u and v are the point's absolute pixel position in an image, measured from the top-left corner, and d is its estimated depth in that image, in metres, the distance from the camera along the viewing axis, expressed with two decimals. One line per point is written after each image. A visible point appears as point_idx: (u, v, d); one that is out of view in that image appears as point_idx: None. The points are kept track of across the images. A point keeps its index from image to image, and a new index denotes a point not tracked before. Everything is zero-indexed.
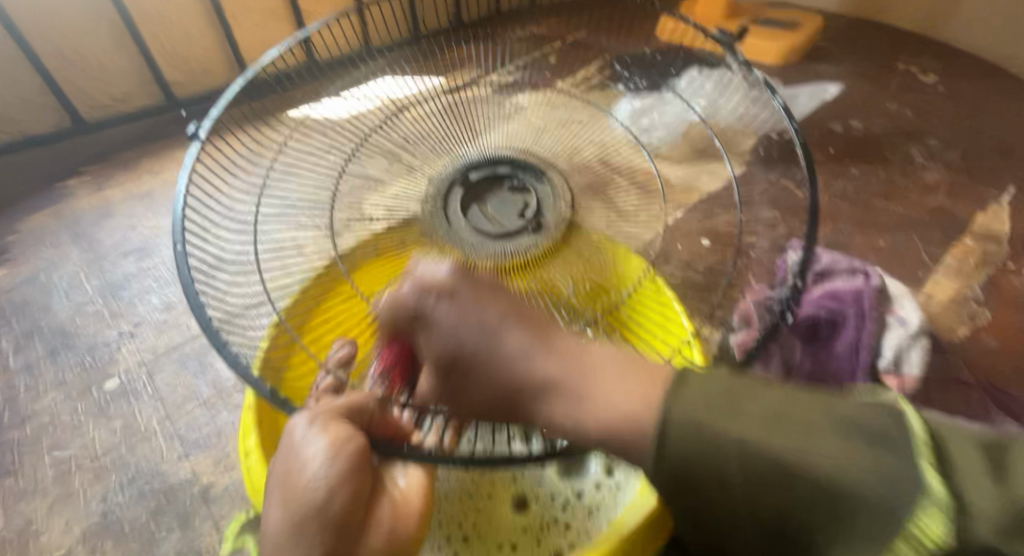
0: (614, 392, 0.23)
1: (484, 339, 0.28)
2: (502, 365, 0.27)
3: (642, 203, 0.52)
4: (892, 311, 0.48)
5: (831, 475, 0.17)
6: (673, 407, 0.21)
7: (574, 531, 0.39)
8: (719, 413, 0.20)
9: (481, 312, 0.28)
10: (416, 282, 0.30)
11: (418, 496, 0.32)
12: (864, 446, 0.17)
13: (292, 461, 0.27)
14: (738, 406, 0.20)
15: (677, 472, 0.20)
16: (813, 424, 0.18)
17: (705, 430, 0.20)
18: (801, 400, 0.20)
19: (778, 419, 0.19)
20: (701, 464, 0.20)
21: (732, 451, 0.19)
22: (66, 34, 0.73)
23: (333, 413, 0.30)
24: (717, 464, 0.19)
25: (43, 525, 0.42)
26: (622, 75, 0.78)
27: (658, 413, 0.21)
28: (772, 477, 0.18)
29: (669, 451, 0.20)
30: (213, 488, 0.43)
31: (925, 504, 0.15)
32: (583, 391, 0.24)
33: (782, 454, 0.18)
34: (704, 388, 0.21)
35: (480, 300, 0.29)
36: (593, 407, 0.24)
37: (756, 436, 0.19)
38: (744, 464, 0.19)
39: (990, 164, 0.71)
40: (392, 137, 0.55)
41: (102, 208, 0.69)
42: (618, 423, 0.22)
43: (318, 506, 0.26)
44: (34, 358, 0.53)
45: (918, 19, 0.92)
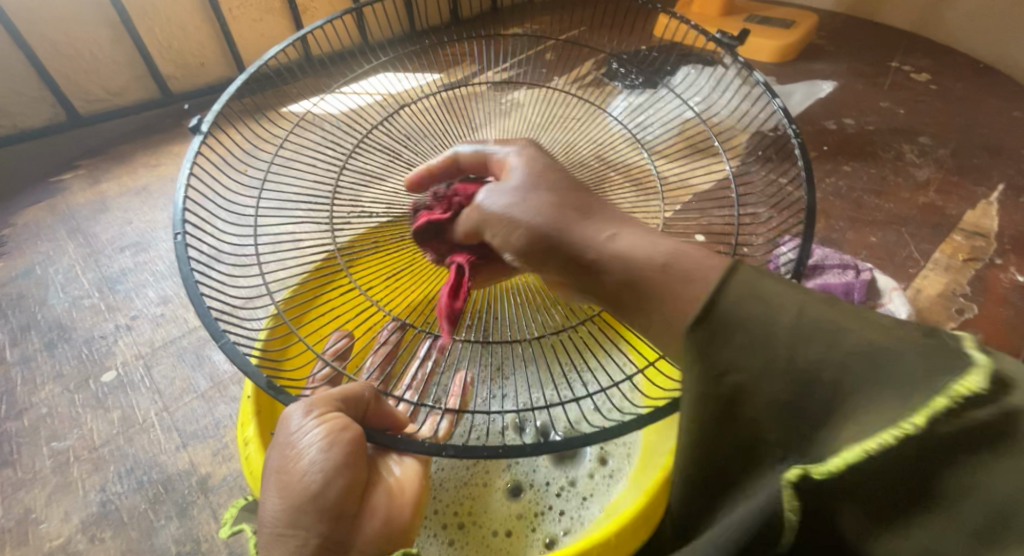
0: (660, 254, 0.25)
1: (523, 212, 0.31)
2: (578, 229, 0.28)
3: (639, 201, 0.52)
4: (881, 305, 0.49)
5: (872, 342, 0.15)
6: (736, 269, 0.18)
7: (567, 517, 0.40)
8: (776, 282, 0.17)
9: (527, 193, 0.31)
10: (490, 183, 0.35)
11: (412, 487, 0.32)
12: (915, 335, 0.15)
13: (288, 450, 0.28)
14: (797, 286, 0.18)
15: (712, 319, 0.17)
16: (864, 315, 0.17)
17: (761, 289, 0.17)
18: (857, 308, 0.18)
19: (835, 302, 0.17)
20: (746, 317, 0.17)
21: (789, 302, 0.17)
22: (61, 27, 0.72)
23: (330, 404, 0.29)
24: (766, 316, 0.16)
25: (41, 515, 0.42)
26: (619, 70, 0.77)
27: (718, 276, 0.18)
28: (819, 335, 0.16)
29: (717, 299, 0.17)
30: (212, 479, 0.44)
31: (968, 368, 0.13)
32: (625, 247, 0.26)
33: (835, 320, 0.16)
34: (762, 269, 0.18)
35: (551, 192, 0.31)
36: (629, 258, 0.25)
37: (813, 305, 0.17)
38: (799, 316, 0.16)
39: (981, 162, 0.72)
40: (393, 131, 0.56)
41: (98, 202, 0.69)
42: (672, 270, 0.24)
43: (314, 493, 0.27)
44: (32, 350, 0.53)
45: (911, 19, 0.93)
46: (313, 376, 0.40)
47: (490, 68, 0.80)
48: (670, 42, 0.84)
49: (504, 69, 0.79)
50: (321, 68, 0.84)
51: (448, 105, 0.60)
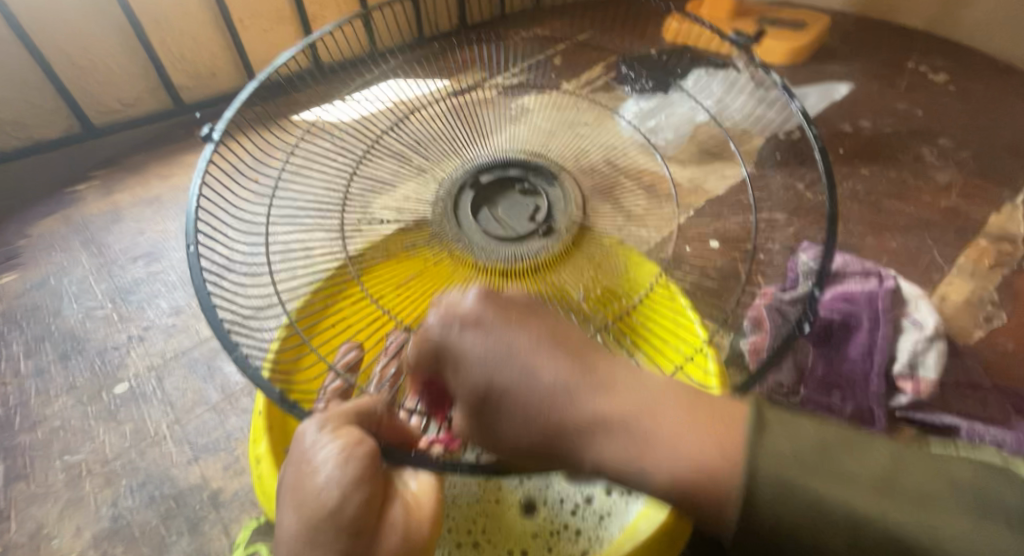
0: (681, 442, 0.21)
1: (519, 374, 0.25)
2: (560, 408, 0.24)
3: (652, 206, 0.52)
4: (907, 314, 0.47)
5: (946, 543, 0.15)
6: (757, 458, 0.19)
7: (585, 537, 0.39)
8: (814, 469, 0.18)
9: (508, 342, 0.26)
10: (441, 313, 0.28)
11: (431, 500, 0.32)
12: (973, 514, 0.16)
13: (302, 467, 0.27)
14: (830, 461, 0.18)
15: (765, 534, 0.18)
16: (916, 485, 0.17)
17: (803, 488, 0.17)
18: (901, 457, 0.18)
19: (887, 481, 0.17)
20: (799, 527, 0.17)
21: (838, 512, 0.17)
22: (75, 39, 0.73)
23: (342, 420, 0.29)
24: (814, 522, 0.17)
25: (54, 530, 0.42)
26: (629, 74, 0.75)
27: (744, 463, 0.19)
28: (891, 554, 0.16)
29: (756, 498, 0.18)
30: (223, 493, 0.43)
31: None
32: (637, 446, 0.22)
33: (903, 523, 0.16)
34: (790, 434, 0.19)
35: (514, 324, 0.27)
36: (647, 452, 0.22)
37: (865, 504, 0.17)
38: (853, 533, 0.16)
39: (1003, 164, 0.70)
40: (403, 137, 0.56)
41: (111, 212, 0.70)
42: (695, 472, 0.20)
43: (331, 509, 0.26)
44: (46, 362, 0.53)
45: (927, 19, 0.92)
46: (325, 388, 0.39)
47: (497, 74, 0.78)
48: (680, 45, 0.83)
49: (512, 74, 0.77)
50: (330, 76, 0.84)
51: (457, 110, 0.60)
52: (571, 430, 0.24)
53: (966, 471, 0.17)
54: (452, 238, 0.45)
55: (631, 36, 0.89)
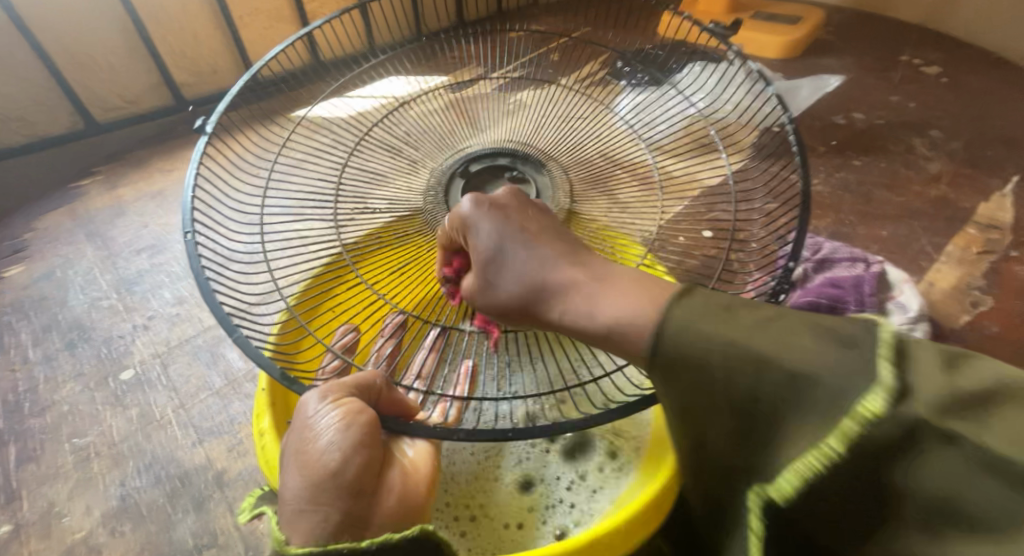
0: (620, 297, 0.24)
1: (522, 242, 0.28)
2: (537, 271, 0.27)
3: (643, 196, 0.53)
4: (892, 297, 0.48)
5: (799, 364, 0.17)
6: (674, 310, 0.20)
7: (577, 510, 0.40)
8: (712, 317, 0.19)
9: (520, 224, 0.29)
10: (474, 196, 0.31)
11: (426, 467, 0.33)
12: (834, 346, 0.17)
13: (304, 433, 0.28)
14: (732, 314, 0.19)
15: (662, 365, 0.20)
16: (790, 327, 0.18)
17: (697, 327, 0.19)
18: (788, 314, 0.19)
19: (764, 324, 0.18)
20: (686, 357, 0.19)
21: (717, 348, 0.18)
22: (79, 36, 0.74)
23: (343, 389, 0.30)
24: (702, 358, 0.18)
25: (64, 508, 0.43)
26: (625, 69, 0.78)
27: (658, 318, 0.20)
28: (750, 370, 0.17)
29: (662, 342, 0.20)
30: (227, 473, 0.44)
31: (873, 387, 0.15)
32: (597, 292, 0.25)
33: (763, 347, 0.17)
34: (706, 298, 0.20)
35: (534, 227, 0.29)
36: (597, 300, 0.24)
37: (735, 334, 0.18)
38: (726, 358, 0.18)
39: (993, 154, 0.71)
40: (397, 130, 0.57)
41: (115, 206, 0.71)
42: (628, 316, 0.22)
43: (333, 471, 0.27)
44: (53, 350, 0.54)
45: (921, 12, 0.92)
46: (323, 367, 0.41)
47: (496, 69, 0.81)
48: (676, 39, 0.84)
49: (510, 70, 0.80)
50: (329, 72, 0.86)
51: (452, 105, 0.61)
52: (541, 284, 0.26)
53: (847, 322, 0.18)
54: (444, 224, 0.46)
55: (627, 32, 0.90)
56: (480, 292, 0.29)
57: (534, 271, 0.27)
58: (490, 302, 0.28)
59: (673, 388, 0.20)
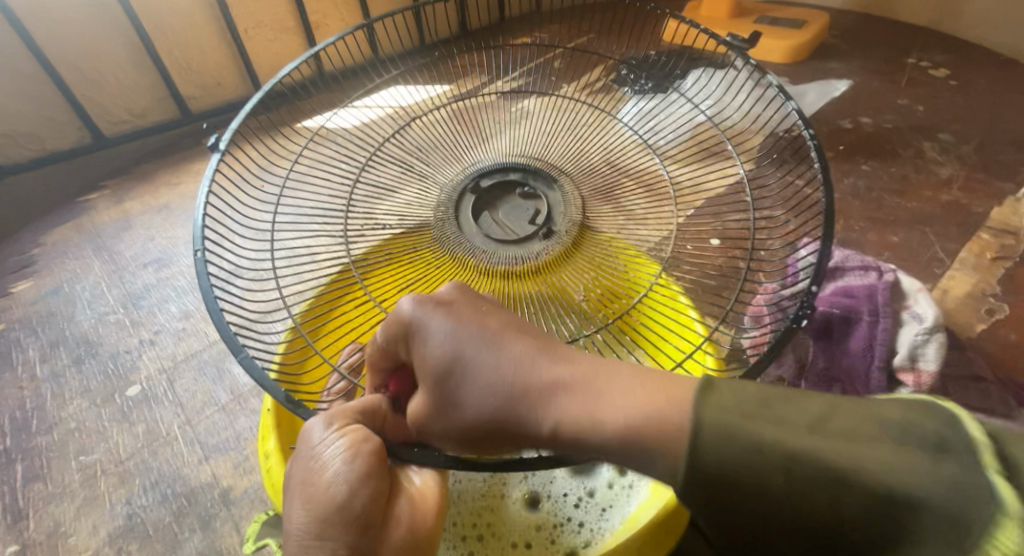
0: (627, 404, 0.22)
1: (483, 348, 0.26)
2: (513, 372, 0.25)
3: (652, 207, 0.52)
4: (907, 307, 0.47)
5: (882, 483, 0.15)
6: (704, 409, 0.19)
7: (586, 530, 0.39)
8: (759, 419, 0.18)
9: (479, 323, 0.27)
10: (414, 298, 0.29)
11: (434, 493, 0.32)
12: (926, 456, 0.16)
13: (311, 462, 0.28)
14: (776, 411, 0.18)
15: (708, 482, 0.18)
16: (856, 429, 0.17)
17: (747, 435, 0.18)
18: (842, 403, 0.19)
19: (823, 425, 0.18)
20: (737, 475, 0.18)
21: (778, 452, 0.17)
22: (86, 51, 0.75)
23: (348, 417, 0.29)
24: (758, 478, 0.18)
25: (70, 528, 0.43)
26: (628, 76, 0.78)
27: (690, 420, 0.19)
28: (820, 480, 0.16)
29: (702, 458, 0.18)
30: (233, 491, 0.44)
31: (992, 508, 0.14)
32: (595, 398, 0.23)
33: (836, 456, 0.16)
34: (735, 389, 0.20)
35: (480, 311, 0.28)
36: (603, 410, 0.22)
37: (794, 440, 0.17)
38: (789, 465, 0.17)
39: (1006, 157, 0.70)
40: (405, 143, 0.57)
41: (122, 220, 0.71)
42: (642, 423, 0.21)
43: (340, 503, 0.27)
44: (61, 366, 0.54)
45: (927, 15, 0.92)
46: (328, 389, 0.40)
47: (498, 78, 0.81)
48: (680, 46, 0.84)
49: (514, 78, 0.80)
50: (333, 84, 0.86)
51: (459, 116, 0.61)
52: (507, 393, 0.25)
53: (905, 409, 0.18)
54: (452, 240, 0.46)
55: (629, 39, 0.90)
56: (438, 409, 0.27)
57: (511, 384, 0.25)
58: (453, 423, 0.27)
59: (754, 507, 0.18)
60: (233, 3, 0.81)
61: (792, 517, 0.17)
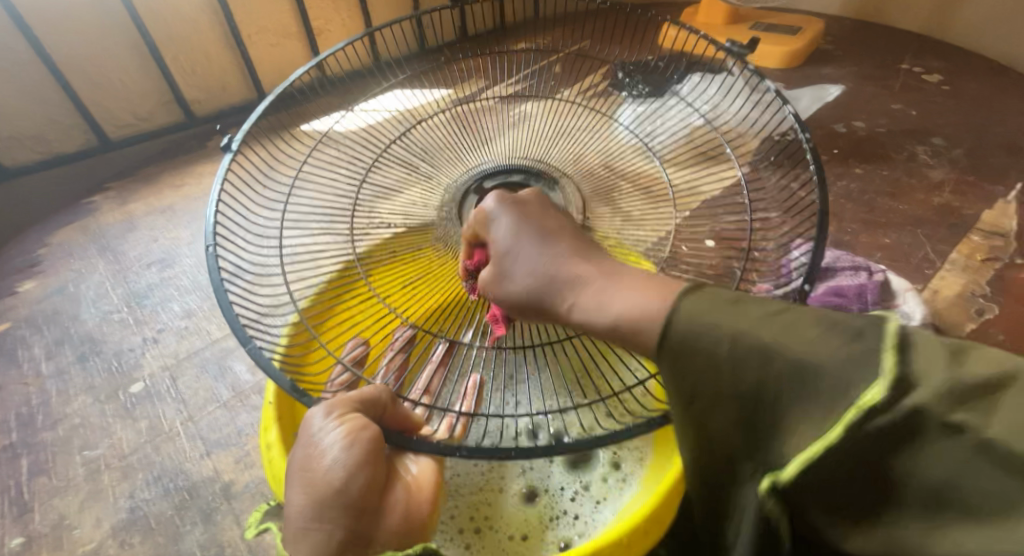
0: (633, 289, 0.24)
1: (540, 241, 0.31)
2: (553, 263, 0.29)
3: (648, 209, 0.54)
4: (896, 306, 0.48)
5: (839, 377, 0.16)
6: (682, 312, 0.20)
7: (581, 521, 0.40)
8: (728, 315, 0.19)
9: (540, 222, 0.32)
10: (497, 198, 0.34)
11: (430, 483, 0.33)
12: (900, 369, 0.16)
13: (310, 449, 0.29)
14: (739, 307, 0.19)
15: (681, 383, 0.20)
16: (819, 331, 0.17)
17: (715, 332, 0.19)
18: (810, 314, 0.18)
19: (774, 316, 0.19)
20: (696, 349, 0.19)
21: (726, 330, 0.18)
22: (93, 55, 0.77)
23: (348, 405, 0.30)
24: (719, 365, 0.18)
25: (74, 521, 0.43)
26: (626, 81, 0.79)
27: (665, 318, 0.20)
28: (785, 376, 0.17)
29: (674, 355, 0.19)
30: (234, 485, 0.45)
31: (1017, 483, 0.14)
32: (607, 284, 0.26)
33: (799, 356, 0.17)
34: (711, 297, 0.20)
35: (541, 215, 0.33)
36: (617, 291, 0.25)
37: (739, 323, 0.18)
38: (734, 338, 0.18)
39: (996, 161, 0.72)
40: (409, 145, 0.58)
41: (126, 221, 0.72)
42: (629, 313, 0.23)
43: (338, 488, 0.28)
44: (66, 363, 0.55)
45: (921, 21, 0.93)
46: (332, 380, 0.41)
47: (499, 82, 0.83)
48: (676, 52, 0.86)
49: (512, 83, 0.81)
50: (335, 89, 0.87)
51: (463, 119, 0.63)
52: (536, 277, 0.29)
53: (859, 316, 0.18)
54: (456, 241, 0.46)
55: (626, 45, 0.91)
56: (496, 280, 0.31)
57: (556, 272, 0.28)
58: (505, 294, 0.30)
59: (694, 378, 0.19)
60: (237, 8, 0.82)
61: (731, 392, 0.18)
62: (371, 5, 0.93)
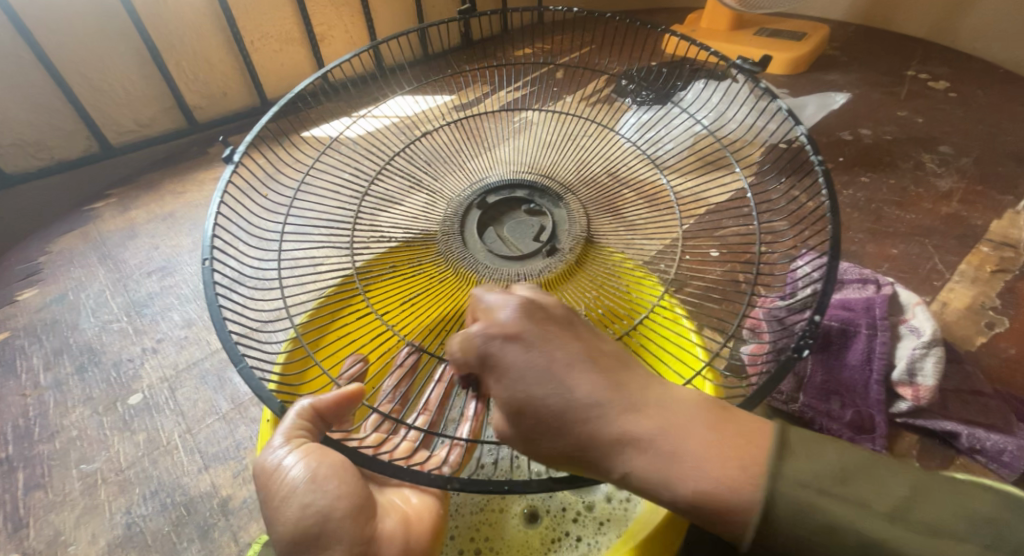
0: (703, 467, 0.23)
1: (553, 385, 0.25)
2: (589, 426, 0.25)
3: (654, 216, 0.53)
4: (905, 320, 0.47)
5: None
6: (787, 483, 0.22)
7: (584, 544, 0.39)
8: (834, 495, 0.21)
9: (549, 355, 0.26)
10: (482, 328, 0.27)
11: (428, 515, 0.34)
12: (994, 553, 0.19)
13: (277, 491, 0.28)
14: (849, 487, 0.22)
15: (780, 541, 0.22)
16: (931, 520, 0.20)
17: (820, 512, 0.21)
18: (920, 491, 0.21)
19: (903, 511, 0.21)
20: (803, 528, 0.21)
21: (851, 536, 0.21)
22: (96, 62, 0.77)
23: (301, 435, 0.29)
24: (829, 542, 0.21)
25: (70, 536, 0.43)
26: (629, 87, 0.78)
27: (766, 486, 0.22)
28: None
29: (779, 522, 0.22)
30: (231, 501, 0.44)
31: None
32: (669, 456, 0.24)
33: (917, 549, 0.20)
34: (814, 460, 0.23)
35: (547, 341, 0.26)
36: (681, 470, 0.23)
37: (874, 529, 0.20)
38: (863, 547, 0.20)
39: (1005, 169, 0.71)
40: (411, 155, 0.58)
41: (127, 229, 0.72)
42: (712, 494, 0.23)
43: (316, 525, 0.27)
44: (64, 374, 0.55)
45: (927, 27, 0.92)
46: None
47: (502, 89, 0.82)
48: (680, 58, 0.85)
49: (515, 89, 0.81)
50: (337, 95, 0.87)
51: (464, 128, 0.62)
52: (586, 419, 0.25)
53: (993, 503, 0.21)
54: (458, 255, 0.46)
55: (630, 51, 0.91)
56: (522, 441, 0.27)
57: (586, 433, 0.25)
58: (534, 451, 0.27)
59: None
60: (240, 14, 0.82)
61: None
62: (374, 10, 0.92)
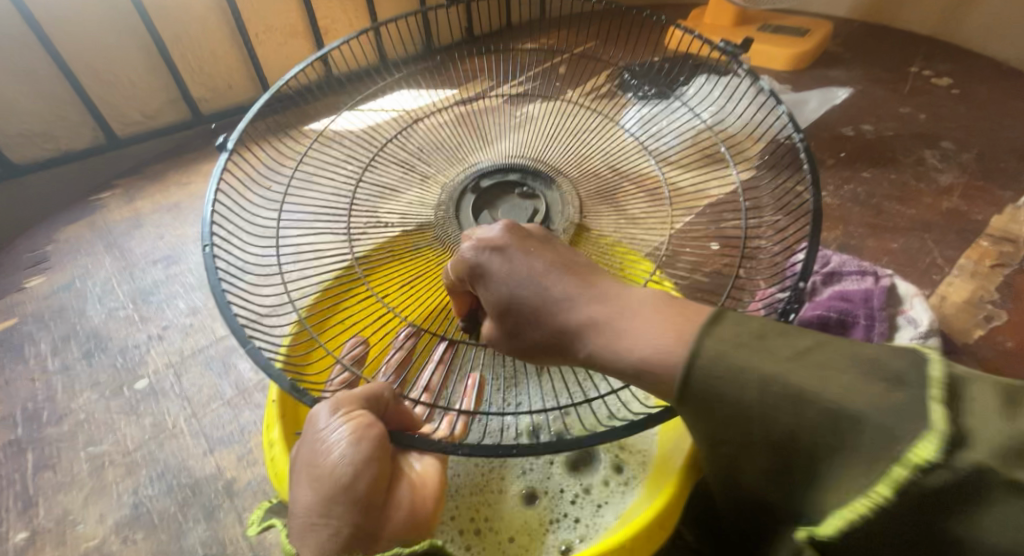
0: (657, 330, 0.25)
1: (533, 287, 0.29)
2: (557, 315, 0.28)
3: (651, 207, 0.54)
4: (903, 311, 0.48)
5: (840, 401, 0.18)
6: (705, 338, 0.22)
7: (582, 525, 0.40)
8: (746, 344, 0.21)
9: (532, 262, 0.30)
10: (474, 241, 0.32)
11: (434, 481, 0.33)
12: (884, 386, 0.18)
13: (317, 446, 0.29)
14: (765, 342, 0.21)
15: (694, 400, 0.22)
16: (828, 359, 0.20)
17: (729, 359, 0.21)
18: (828, 343, 0.21)
19: (801, 355, 0.20)
20: (720, 385, 0.21)
21: (754, 378, 0.20)
22: (103, 53, 0.77)
23: (354, 403, 0.30)
24: (733, 388, 0.21)
25: (79, 516, 0.44)
26: (632, 82, 0.79)
27: (691, 348, 0.22)
28: (786, 399, 0.20)
29: (692, 377, 0.22)
30: (237, 483, 0.45)
31: (925, 432, 0.16)
32: (620, 332, 0.26)
33: (797, 381, 0.19)
34: (739, 323, 0.23)
35: (531, 254, 0.30)
36: (630, 342, 0.25)
37: (775, 365, 0.20)
38: (765, 390, 0.20)
39: (1006, 165, 0.71)
40: (408, 145, 0.58)
41: (133, 219, 0.73)
42: (655, 355, 0.24)
43: (344, 485, 0.28)
44: (71, 359, 0.55)
45: (930, 24, 0.92)
46: (332, 379, 0.41)
47: (504, 83, 0.83)
48: (683, 53, 0.85)
49: (517, 84, 0.81)
50: (339, 88, 0.88)
51: (462, 118, 0.63)
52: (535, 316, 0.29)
53: (884, 350, 0.20)
54: (456, 238, 0.47)
55: (633, 46, 0.91)
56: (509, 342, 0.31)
57: (531, 308, 0.29)
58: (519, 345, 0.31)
59: (720, 416, 0.22)
60: (246, 6, 0.83)
61: (765, 435, 0.20)
62: (378, 3, 0.93)
